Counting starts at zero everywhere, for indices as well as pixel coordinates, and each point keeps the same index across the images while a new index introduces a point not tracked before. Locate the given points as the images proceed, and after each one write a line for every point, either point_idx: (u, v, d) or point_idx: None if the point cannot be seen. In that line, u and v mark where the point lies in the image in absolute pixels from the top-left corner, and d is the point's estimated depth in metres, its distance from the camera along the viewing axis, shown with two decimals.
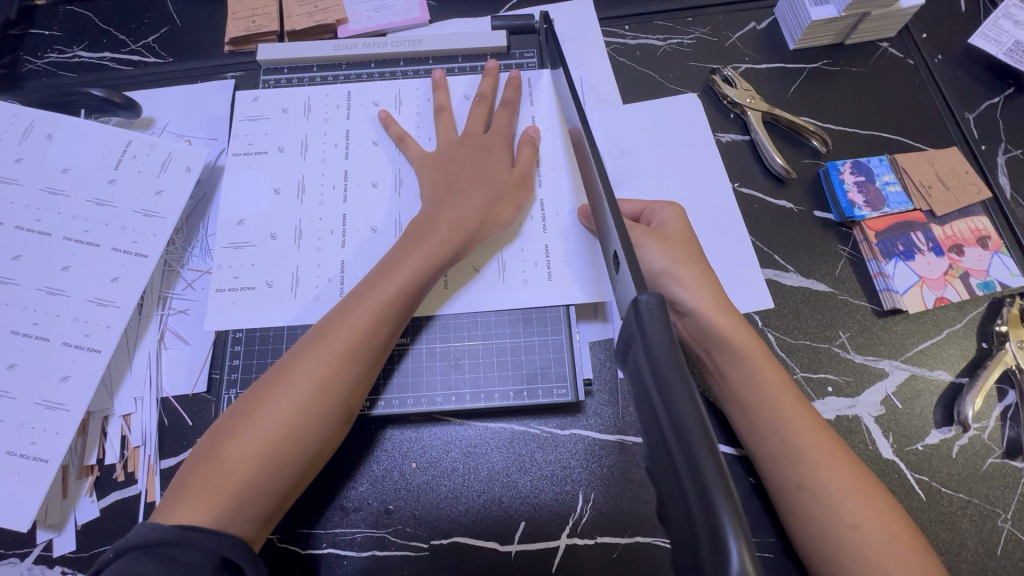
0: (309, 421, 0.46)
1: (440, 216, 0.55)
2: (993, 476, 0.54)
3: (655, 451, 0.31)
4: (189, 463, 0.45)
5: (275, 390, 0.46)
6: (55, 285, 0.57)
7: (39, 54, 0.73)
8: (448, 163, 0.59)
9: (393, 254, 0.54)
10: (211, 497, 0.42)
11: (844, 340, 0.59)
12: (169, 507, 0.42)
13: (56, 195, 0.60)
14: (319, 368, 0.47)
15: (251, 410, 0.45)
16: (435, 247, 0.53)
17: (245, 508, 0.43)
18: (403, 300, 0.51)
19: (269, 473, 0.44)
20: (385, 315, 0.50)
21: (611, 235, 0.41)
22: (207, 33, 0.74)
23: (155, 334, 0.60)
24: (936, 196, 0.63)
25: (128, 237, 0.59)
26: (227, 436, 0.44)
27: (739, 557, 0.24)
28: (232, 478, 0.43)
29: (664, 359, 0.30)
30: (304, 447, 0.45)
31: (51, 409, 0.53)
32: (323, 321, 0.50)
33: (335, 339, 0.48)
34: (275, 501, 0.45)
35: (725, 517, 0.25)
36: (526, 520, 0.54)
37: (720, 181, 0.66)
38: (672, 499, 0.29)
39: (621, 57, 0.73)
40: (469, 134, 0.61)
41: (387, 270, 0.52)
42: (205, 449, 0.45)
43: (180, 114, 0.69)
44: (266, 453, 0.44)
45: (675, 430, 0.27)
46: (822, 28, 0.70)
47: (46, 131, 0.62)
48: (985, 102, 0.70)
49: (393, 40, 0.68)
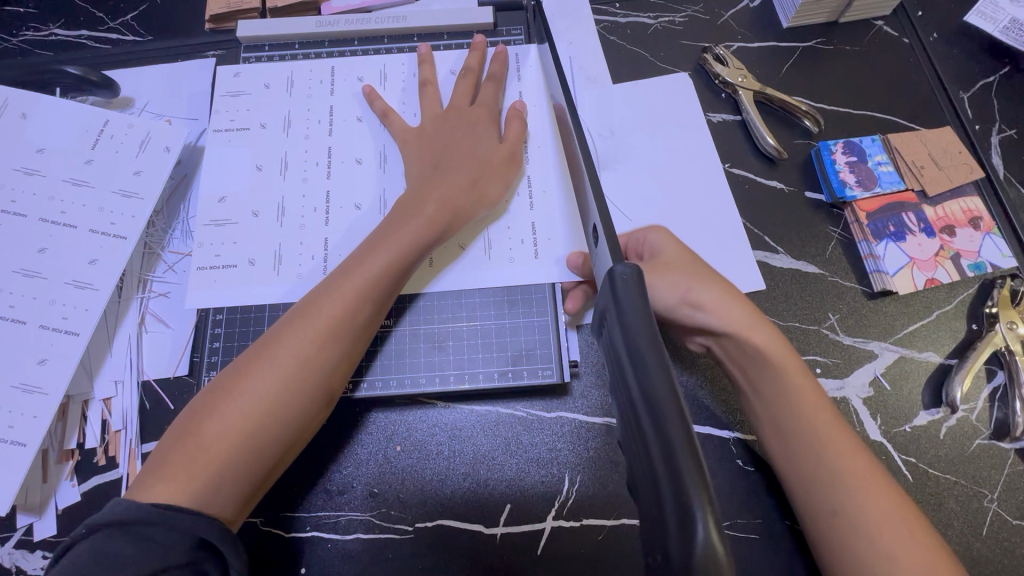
0: (292, 399, 0.45)
1: (425, 195, 0.54)
2: (980, 457, 0.54)
3: (628, 425, 0.30)
4: (166, 441, 0.44)
5: (255, 367, 0.45)
6: (32, 267, 0.56)
7: (15, 32, 0.71)
8: (432, 139, 0.58)
9: (377, 232, 0.53)
10: (188, 475, 0.41)
11: (834, 322, 0.59)
12: (145, 485, 0.41)
13: (31, 174, 0.58)
14: (301, 346, 0.46)
15: (231, 386, 0.45)
16: (420, 225, 0.52)
17: (223, 487, 0.42)
18: (388, 278, 0.50)
19: (250, 451, 0.43)
20: (369, 295, 0.49)
21: (590, 209, 0.41)
22: (187, 10, 0.72)
23: (135, 318, 0.59)
24: (929, 176, 0.62)
25: (106, 218, 0.58)
26: (205, 414, 0.44)
27: (705, 530, 0.23)
28: (212, 455, 0.42)
29: (638, 330, 0.30)
30: (285, 424, 0.45)
31: (29, 392, 0.52)
32: (306, 298, 0.49)
33: (317, 318, 0.47)
34: (254, 481, 0.44)
35: (693, 490, 0.24)
36: (511, 502, 0.53)
37: (711, 162, 0.65)
38: (642, 471, 0.28)
39: (611, 36, 0.71)
40: (453, 109, 0.60)
41: (371, 249, 0.51)
42: (182, 427, 0.44)
43: (160, 93, 0.68)
44: (246, 430, 0.43)
45: (646, 400, 0.27)
46: (816, 5, 0.68)
47: (21, 109, 0.60)
48: (980, 81, 0.69)
49: (378, 16, 0.66)
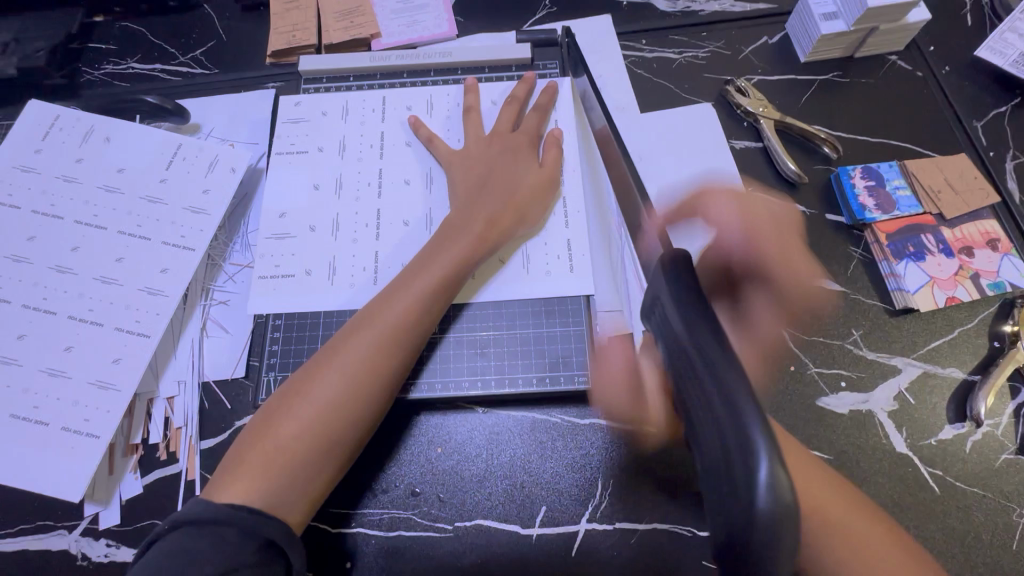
0: (357, 400, 0.49)
1: (473, 216, 0.59)
2: (1007, 471, 0.55)
3: (688, 387, 0.33)
4: (241, 442, 0.48)
5: (322, 372, 0.49)
6: (109, 275, 0.61)
7: (96, 66, 0.78)
8: (476, 161, 0.63)
9: (429, 247, 0.57)
10: (266, 473, 0.45)
11: (857, 337, 0.61)
12: (225, 483, 0.45)
13: (112, 192, 0.64)
14: (365, 351, 0.50)
15: (301, 390, 0.49)
16: (469, 242, 0.57)
17: (297, 486, 0.46)
18: (443, 291, 0.55)
19: (318, 448, 0.47)
20: (425, 305, 0.53)
21: (640, 210, 0.46)
22: (251, 46, 0.79)
23: (198, 323, 0.63)
24: (946, 200, 0.65)
25: (177, 232, 0.63)
26: (278, 416, 0.48)
27: (768, 471, 0.26)
28: (287, 456, 0.46)
29: (693, 306, 0.33)
30: (350, 426, 0.49)
31: (103, 388, 0.57)
32: (363, 309, 0.54)
33: (380, 326, 0.51)
34: (323, 480, 0.48)
35: (757, 430, 0.27)
36: (547, 505, 0.55)
37: (734, 185, 0.68)
38: (704, 428, 0.31)
39: (639, 69, 0.77)
40: (496, 134, 0.65)
41: (426, 263, 0.56)
42: (256, 429, 0.48)
43: (225, 120, 0.74)
44: (317, 431, 0.47)
45: (701, 350, 0.31)
46: (832, 42, 0.73)
47: (105, 135, 0.67)
48: (993, 111, 0.72)
49: (425, 52, 0.73)
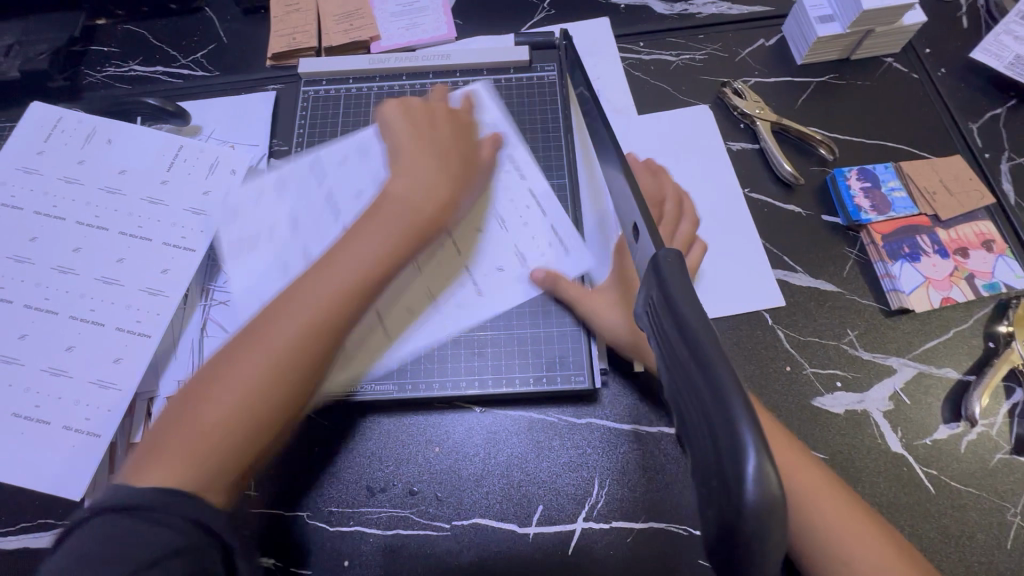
0: (280, 376, 0.45)
1: (419, 184, 0.55)
2: (1002, 471, 0.56)
3: (675, 378, 0.33)
4: (157, 426, 0.44)
5: (243, 350, 0.45)
6: (110, 275, 0.61)
7: (99, 69, 0.79)
8: (432, 134, 0.59)
9: (370, 214, 0.53)
10: (181, 458, 0.42)
11: (852, 337, 0.62)
12: (137, 470, 0.41)
13: (113, 193, 0.65)
14: (292, 324, 0.46)
15: (220, 370, 0.45)
16: (411, 212, 0.53)
17: (216, 469, 0.42)
18: (382, 259, 0.50)
19: (245, 437, 0.43)
20: (360, 274, 0.49)
21: (630, 208, 0.46)
22: (252, 49, 0.80)
23: (199, 323, 0.64)
24: (941, 202, 0.65)
25: (178, 232, 0.64)
26: (196, 398, 0.44)
27: (756, 465, 0.26)
28: (205, 438, 0.42)
29: (682, 296, 0.33)
30: (274, 405, 0.44)
31: (104, 387, 0.57)
32: (291, 287, 0.48)
33: (307, 299, 0.47)
34: (246, 461, 0.44)
35: (745, 425, 0.27)
36: (544, 503, 0.56)
37: (730, 186, 0.69)
38: (693, 420, 0.31)
39: (636, 72, 0.77)
40: (449, 116, 0.62)
41: (362, 232, 0.51)
42: (173, 412, 0.44)
43: (225, 121, 0.75)
44: (237, 410, 0.43)
45: (689, 343, 0.31)
46: (827, 45, 0.74)
47: (107, 136, 0.67)
48: (988, 113, 0.73)
49: (423, 54, 0.73)
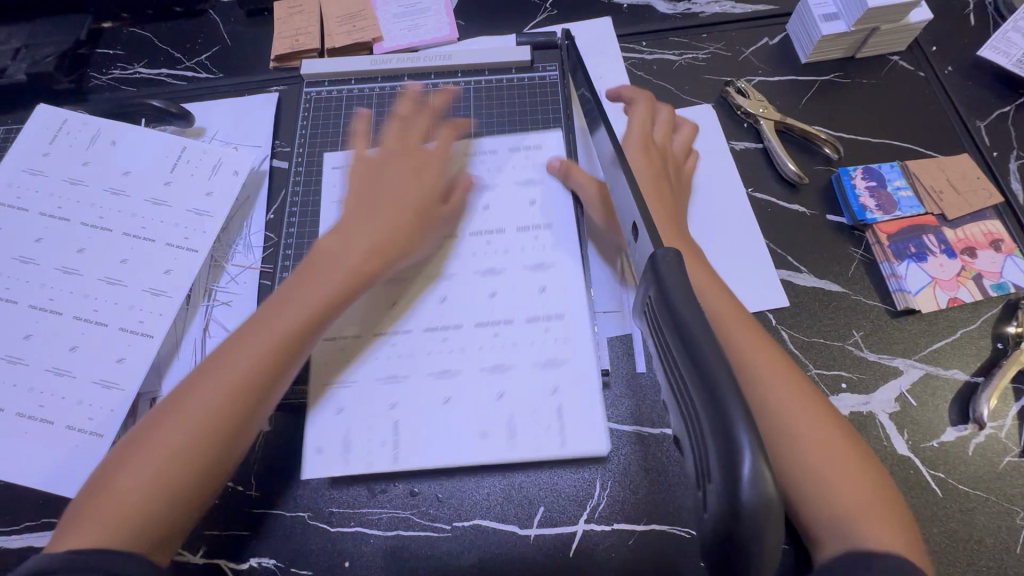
0: (199, 442, 0.45)
1: (347, 241, 0.56)
2: (1010, 474, 0.55)
3: (673, 382, 0.33)
4: (79, 499, 0.44)
5: (163, 421, 0.46)
6: (114, 276, 0.62)
7: (105, 71, 0.80)
8: (378, 183, 0.61)
9: (294, 279, 0.54)
10: (101, 527, 0.42)
11: (857, 338, 0.61)
12: (62, 540, 0.42)
13: (117, 194, 0.65)
14: (212, 394, 0.47)
15: (141, 440, 0.45)
16: (333, 274, 0.53)
17: (142, 532, 0.43)
18: (301, 325, 0.51)
19: (164, 499, 0.44)
20: (279, 340, 0.49)
21: (629, 209, 0.46)
22: (255, 51, 0.80)
23: (201, 323, 0.64)
24: (948, 201, 0.65)
25: (181, 233, 0.64)
26: (116, 469, 0.45)
27: (752, 468, 0.26)
28: (124, 506, 0.43)
29: (679, 297, 0.33)
30: (195, 469, 0.45)
31: (108, 388, 0.57)
32: (218, 350, 0.50)
33: (227, 368, 0.48)
34: (171, 523, 0.44)
35: (741, 428, 0.26)
36: (545, 505, 0.55)
37: (734, 185, 0.68)
38: (690, 422, 0.31)
39: (639, 71, 0.77)
40: (404, 152, 0.64)
41: (286, 296, 0.52)
42: (95, 484, 0.45)
43: (228, 123, 0.75)
44: (156, 477, 0.44)
45: (685, 346, 0.30)
46: (833, 43, 0.73)
47: (111, 138, 0.68)
48: (996, 111, 0.72)
49: (425, 55, 0.74)
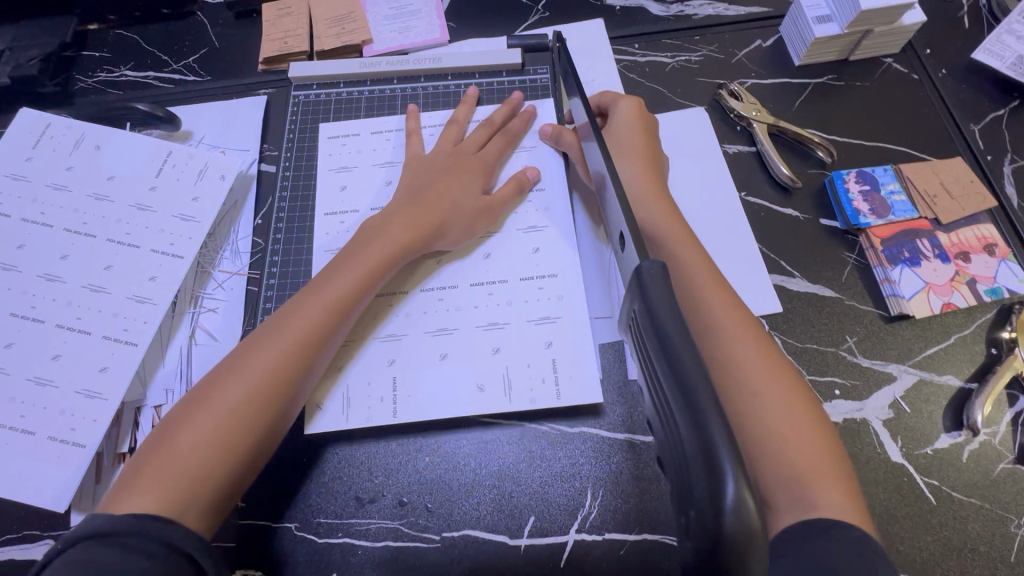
0: (262, 401, 0.47)
1: (395, 217, 0.58)
2: (1004, 481, 0.54)
3: (657, 396, 0.32)
4: (137, 456, 0.44)
5: (224, 380, 0.47)
6: (99, 283, 0.61)
7: (90, 74, 0.79)
8: (424, 173, 0.63)
9: (346, 251, 0.57)
10: (163, 484, 0.42)
11: (851, 344, 0.60)
12: (119, 497, 0.42)
13: (101, 200, 0.64)
14: (275, 353, 0.49)
15: (203, 398, 0.46)
16: (386, 244, 0.56)
17: (203, 491, 0.43)
18: (357, 292, 0.54)
19: (224, 463, 0.44)
20: (337, 307, 0.53)
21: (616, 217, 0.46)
22: (243, 54, 0.79)
23: (187, 331, 0.63)
24: (941, 205, 0.64)
25: (166, 239, 0.63)
26: (178, 426, 0.45)
27: (734, 491, 0.25)
28: (188, 463, 0.43)
29: (663, 310, 0.32)
30: (257, 429, 0.46)
31: (90, 397, 0.56)
32: (274, 317, 0.52)
33: (290, 330, 0.50)
34: (230, 484, 0.45)
35: (723, 449, 0.26)
36: (536, 514, 0.55)
37: (727, 189, 0.68)
38: (672, 439, 0.30)
39: (631, 74, 0.76)
40: (456, 153, 0.65)
41: (339, 267, 0.55)
42: (156, 439, 0.45)
43: (216, 127, 0.74)
44: (221, 434, 0.45)
45: (669, 362, 0.30)
46: (825, 45, 0.72)
47: (96, 142, 0.67)
48: (989, 114, 0.71)
49: (415, 58, 0.73)
